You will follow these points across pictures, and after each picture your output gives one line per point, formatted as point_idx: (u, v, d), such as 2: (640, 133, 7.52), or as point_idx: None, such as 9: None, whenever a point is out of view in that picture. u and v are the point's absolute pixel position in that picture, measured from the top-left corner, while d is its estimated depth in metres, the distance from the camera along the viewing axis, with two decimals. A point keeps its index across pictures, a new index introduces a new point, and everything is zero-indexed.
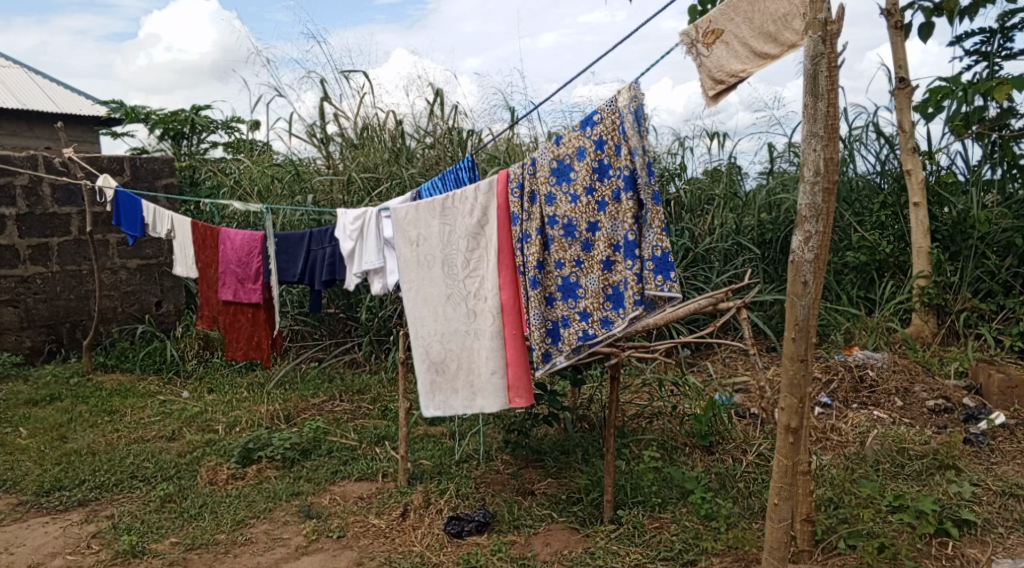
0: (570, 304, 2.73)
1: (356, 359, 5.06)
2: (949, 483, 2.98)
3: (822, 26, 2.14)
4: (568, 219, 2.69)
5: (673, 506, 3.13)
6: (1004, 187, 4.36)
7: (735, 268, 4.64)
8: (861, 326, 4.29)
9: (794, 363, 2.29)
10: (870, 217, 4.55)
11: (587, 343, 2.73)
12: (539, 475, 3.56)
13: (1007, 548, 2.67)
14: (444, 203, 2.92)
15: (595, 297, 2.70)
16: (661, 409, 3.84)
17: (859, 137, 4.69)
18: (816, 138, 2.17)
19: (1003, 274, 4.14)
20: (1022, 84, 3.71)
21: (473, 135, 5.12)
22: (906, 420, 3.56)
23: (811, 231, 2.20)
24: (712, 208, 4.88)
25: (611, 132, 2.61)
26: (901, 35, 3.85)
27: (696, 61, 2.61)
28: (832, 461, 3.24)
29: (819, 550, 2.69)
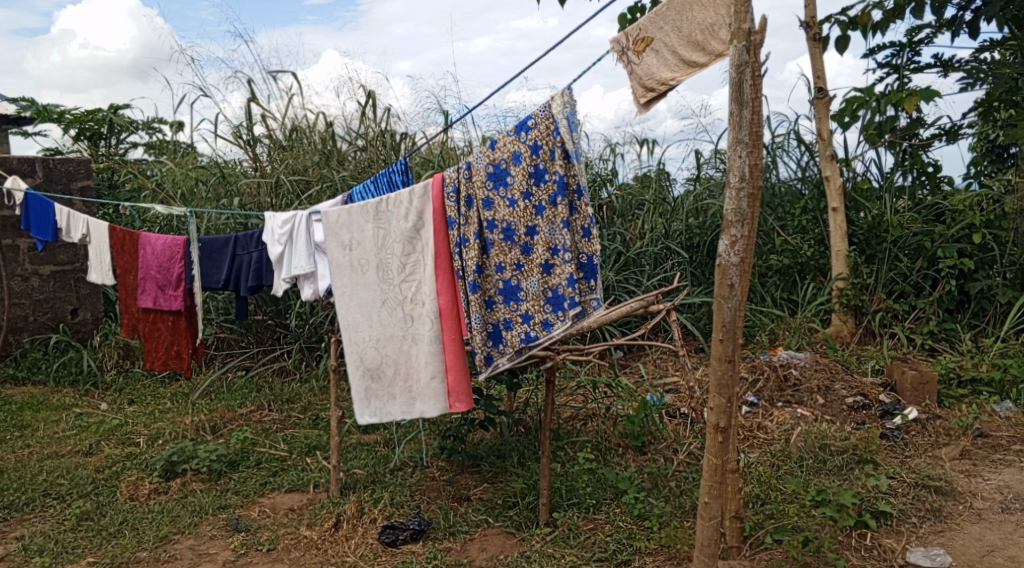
0: (511, 306, 2.73)
1: (285, 367, 4.94)
2: (867, 477, 3.10)
3: (746, 36, 2.20)
4: (507, 223, 2.70)
5: (608, 507, 3.16)
6: (914, 193, 4.57)
7: (665, 271, 4.76)
8: (785, 327, 4.44)
9: (721, 364, 2.34)
10: (792, 222, 4.74)
11: (529, 345, 2.74)
12: (475, 481, 3.55)
13: (920, 538, 2.80)
14: (378, 207, 2.88)
15: (536, 300, 2.70)
16: (596, 410, 3.89)
17: (781, 145, 4.86)
18: (741, 145, 2.23)
19: (915, 275, 4.33)
20: (929, 96, 3.91)
21: (406, 138, 5.09)
22: (827, 417, 3.69)
23: (736, 235, 2.27)
24: (642, 213, 4.98)
25: (545, 136, 2.63)
26: (819, 47, 4.00)
27: (627, 69, 2.66)
28: (759, 458, 3.34)
29: (748, 545, 2.78)
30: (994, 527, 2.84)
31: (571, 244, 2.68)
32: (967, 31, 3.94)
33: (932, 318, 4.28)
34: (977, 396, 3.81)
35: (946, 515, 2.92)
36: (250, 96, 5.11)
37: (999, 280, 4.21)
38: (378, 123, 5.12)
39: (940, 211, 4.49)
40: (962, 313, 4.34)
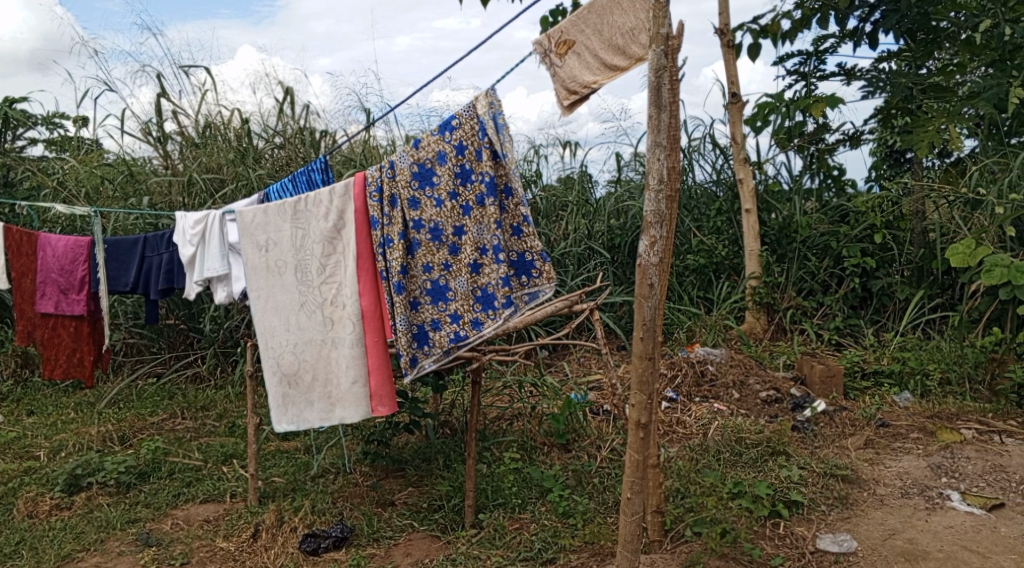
0: (439, 307, 2.71)
1: (199, 374, 4.75)
2: (780, 468, 3.22)
3: (665, 41, 2.25)
4: (434, 223, 2.67)
5: (533, 506, 3.18)
6: (821, 195, 4.79)
7: (588, 272, 4.84)
8: (702, 324, 4.58)
9: (643, 362, 2.39)
10: (708, 222, 4.89)
11: (457, 345, 2.72)
12: (400, 486, 3.51)
13: (829, 525, 2.93)
14: (296, 206, 2.81)
15: (465, 299, 2.69)
16: (521, 410, 3.91)
17: (697, 148, 5.01)
18: (660, 148, 2.28)
19: (822, 274, 4.56)
20: (834, 103, 4.11)
21: (326, 136, 5.00)
22: (742, 410, 3.82)
23: (656, 236, 2.31)
24: (566, 214, 5.05)
25: (471, 137, 2.64)
26: (732, 53, 4.14)
27: (550, 71, 2.69)
28: (679, 453, 3.44)
29: (668, 539, 2.85)
30: (895, 512, 3.00)
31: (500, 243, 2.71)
32: (867, 42, 4.15)
33: (838, 314, 4.50)
34: (879, 388, 4.00)
35: (852, 502, 3.07)
36: (159, 91, 4.89)
37: (897, 277, 4.45)
38: (296, 121, 5.00)
39: (844, 212, 4.72)
40: (865, 309, 4.56)
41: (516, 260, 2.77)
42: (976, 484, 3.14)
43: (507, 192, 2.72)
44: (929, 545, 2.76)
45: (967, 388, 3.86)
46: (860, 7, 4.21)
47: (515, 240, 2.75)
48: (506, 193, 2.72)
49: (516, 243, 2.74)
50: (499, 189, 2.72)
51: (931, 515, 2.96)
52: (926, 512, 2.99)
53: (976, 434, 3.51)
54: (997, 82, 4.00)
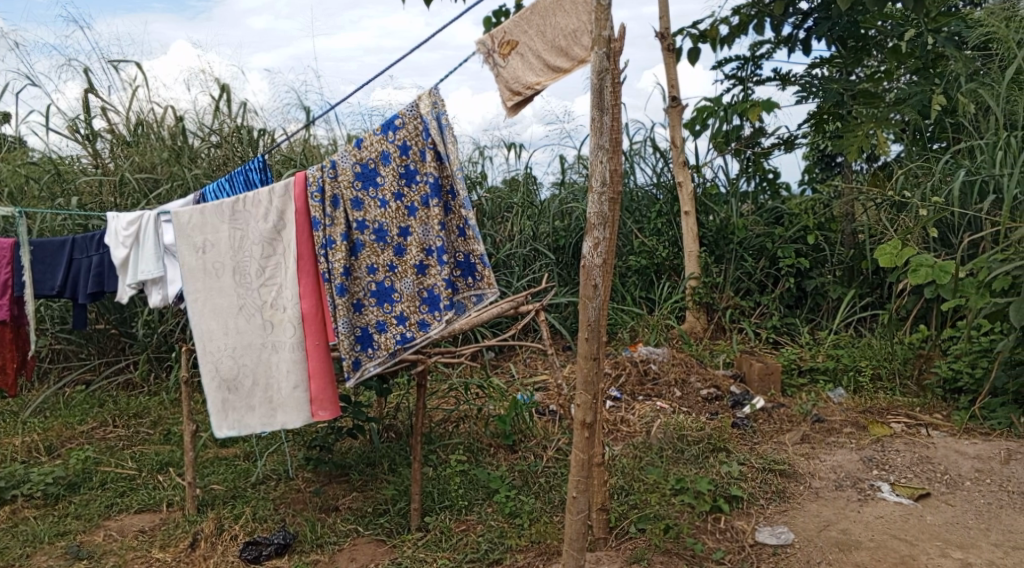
0: (385, 308, 2.69)
1: (132, 380, 4.59)
2: (720, 464, 3.29)
3: (606, 43, 2.27)
4: (378, 224, 2.65)
5: (479, 508, 3.17)
6: (757, 198, 4.92)
7: (534, 272, 4.86)
8: (644, 324, 4.65)
9: (587, 361, 2.42)
10: (648, 225, 4.97)
11: (404, 346, 2.71)
12: (344, 491, 3.46)
13: (767, 518, 3.01)
14: (234, 207, 2.74)
15: (411, 300, 2.69)
16: (467, 412, 3.90)
17: (638, 151, 5.08)
18: (602, 151, 2.31)
19: (759, 274, 4.68)
20: (769, 107, 4.23)
21: (264, 135, 4.88)
22: (683, 408, 3.89)
23: (599, 237, 2.34)
24: (511, 216, 5.06)
25: (414, 137, 2.63)
26: (672, 57, 4.21)
27: (494, 72, 2.69)
28: (622, 450, 3.49)
29: (613, 536, 2.89)
30: (830, 504, 3.10)
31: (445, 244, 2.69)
32: (800, 48, 4.28)
33: (774, 313, 4.63)
34: (814, 384, 4.13)
35: (789, 495, 3.16)
36: (88, 86, 4.71)
37: (830, 277, 4.60)
38: (233, 119, 4.88)
39: (779, 214, 4.86)
40: (800, 308, 4.71)
41: (461, 262, 2.74)
42: (904, 475, 3.27)
43: (452, 193, 2.69)
44: (861, 535, 2.86)
45: (895, 382, 4.02)
46: (794, 15, 4.34)
47: (460, 242, 2.72)
48: (451, 194, 2.69)
49: (462, 244, 2.71)
50: (444, 190, 2.70)
51: (862, 506, 3.08)
52: (859, 504, 3.10)
53: (904, 427, 3.66)
54: (921, 89, 4.26)
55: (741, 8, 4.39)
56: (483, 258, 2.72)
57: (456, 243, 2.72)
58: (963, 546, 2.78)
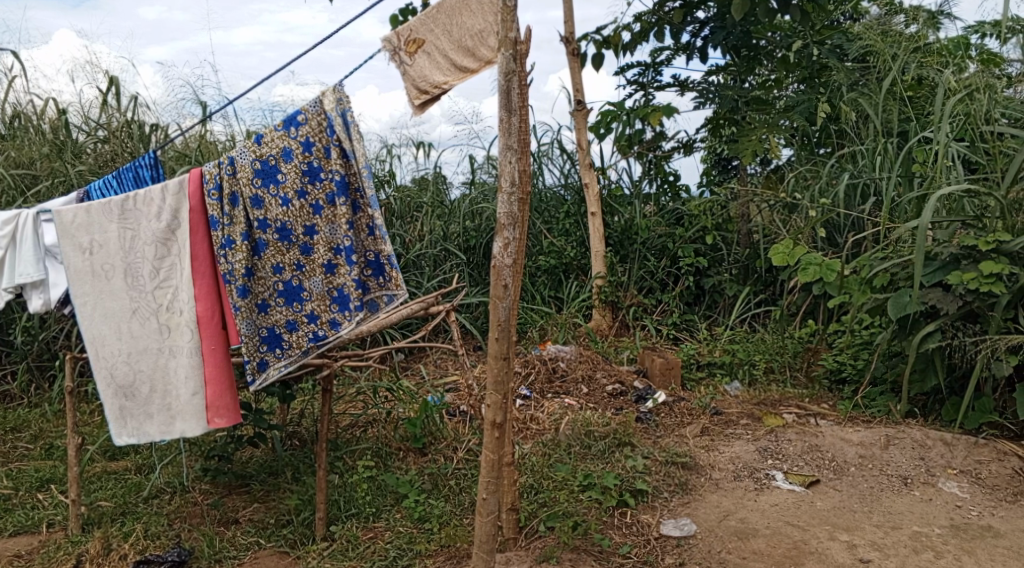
0: (294, 308, 2.62)
1: (9, 392, 4.26)
2: (626, 458, 3.35)
3: (513, 45, 2.26)
4: (281, 222, 2.56)
5: (387, 514, 3.11)
6: (658, 200, 5.07)
7: (444, 273, 4.83)
8: (553, 323, 4.71)
9: (498, 361, 2.41)
10: (557, 224, 5.05)
11: (317, 345, 2.65)
12: (244, 502, 3.32)
13: (671, 511, 3.09)
14: (124, 205, 2.58)
15: (321, 299, 2.61)
16: (376, 416, 3.83)
17: (546, 153, 5.13)
18: (511, 151, 2.30)
19: (660, 273, 4.84)
20: (669, 112, 4.36)
21: (157, 130, 4.63)
22: (590, 404, 3.95)
23: (509, 237, 2.34)
24: (421, 215, 5.02)
25: (317, 133, 2.54)
26: (577, 61, 4.28)
27: (400, 69, 2.66)
28: (532, 449, 3.50)
29: (523, 535, 2.90)
30: (729, 494, 3.22)
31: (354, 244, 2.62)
32: (698, 56, 4.43)
33: (675, 309, 4.79)
34: (712, 378, 4.29)
35: (691, 488, 3.26)
36: None
37: (726, 275, 4.77)
38: (122, 113, 4.62)
39: (679, 215, 5.02)
40: (699, 305, 4.89)
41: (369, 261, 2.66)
42: (797, 464, 3.43)
43: (361, 192, 2.62)
44: (758, 523, 2.99)
45: (787, 375, 4.20)
46: (692, 23, 4.50)
47: (369, 240, 2.65)
48: (358, 193, 2.62)
49: (371, 243, 2.64)
50: (352, 188, 2.62)
51: (758, 495, 3.21)
52: (755, 493, 3.23)
53: (795, 417, 3.83)
54: (808, 97, 4.52)
55: (642, 15, 4.51)
56: (393, 259, 2.65)
57: (365, 242, 2.64)
58: (850, 529, 2.95)
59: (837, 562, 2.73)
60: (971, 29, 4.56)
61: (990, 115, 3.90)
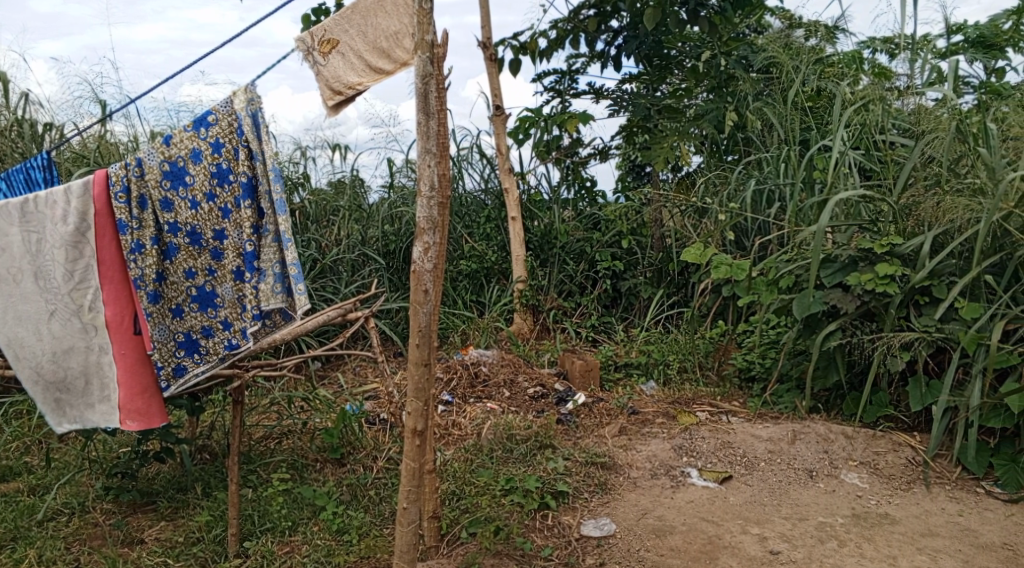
0: (208, 314, 2.55)
1: None
2: (547, 461, 3.37)
3: (430, 47, 2.24)
4: (190, 226, 2.46)
5: (304, 527, 3.01)
6: (576, 205, 5.15)
7: (362, 278, 4.74)
8: (475, 327, 4.70)
9: (419, 368, 2.37)
10: (477, 229, 5.05)
11: (233, 352, 2.58)
12: (150, 520, 3.15)
13: (591, 511, 3.13)
14: (25, 208, 2.41)
15: (233, 306, 2.54)
16: (291, 427, 3.72)
17: (466, 157, 5.13)
18: (430, 155, 2.27)
19: (579, 277, 4.90)
20: (585, 119, 4.43)
21: (51, 129, 4.37)
22: (512, 408, 3.96)
23: (429, 242, 2.30)
24: (337, 219, 4.94)
25: (228, 134, 2.44)
26: (494, 66, 4.29)
27: (313, 70, 2.60)
28: (454, 455, 3.48)
29: (445, 543, 2.88)
30: (646, 492, 3.29)
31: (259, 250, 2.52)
32: (613, 64, 4.52)
33: (594, 312, 4.86)
34: (629, 378, 4.38)
35: (610, 487, 3.30)
36: None
37: (641, 278, 4.87)
38: (12, 111, 4.33)
39: (596, 220, 5.10)
40: (616, 308, 4.98)
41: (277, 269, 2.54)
42: (710, 460, 3.52)
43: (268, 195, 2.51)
44: (674, 520, 3.05)
45: (699, 374, 4.33)
46: (606, 32, 4.60)
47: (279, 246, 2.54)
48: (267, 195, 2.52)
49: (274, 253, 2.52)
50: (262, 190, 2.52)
51: (675, 492, 3.29)
52: (672, 490, 3.31)
53: (708, 415, 3.95)
54: (716, 106, 4.60)
55: (558, 23, 4.57)
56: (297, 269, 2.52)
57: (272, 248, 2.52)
58: (760, 522, 3.05)
59: (749, 555, 2.82)
60: (864, 44, 4.83)
61: (884, 125, 4.14)
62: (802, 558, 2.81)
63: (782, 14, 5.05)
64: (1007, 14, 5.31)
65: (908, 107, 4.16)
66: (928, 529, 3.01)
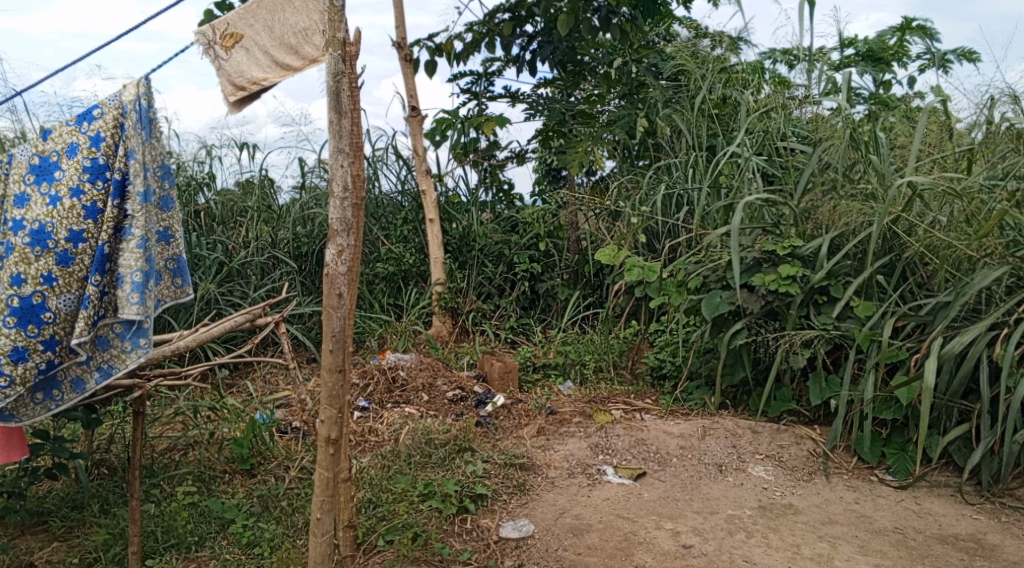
0: (31, 330, 2.28)
1: None
2: (466, 464, 3.35)
3: (341, 45, 2.18)
4: (40, 224, 2.30)
5: (212, 542, 2.88)
6: (494, 208, 5.16)
7: (272, 282, 4.60)
8: (392, 331, 4.63)
9: (332, 374, 2.31)
10: (394, 231, 4.98)
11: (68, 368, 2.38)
12: (41, 542, 2.94)
13: (509, 512, 3.12)
14: None
15: (67, 321, 2.33)
16: (197, 438, 3.56)
17: (381, 158, 5.06)
18: (342, 154, 2.20)
19: (498, 279, 4.91)
20: (502, 122, 4.43)
21: None
22: (431, 412, 3.92)
23: (343, 244, 2.24)
24: (245, 220, 4.78)
25: (111, 129, 2.35)
26: (410, 67, 4.24)
27: (214, 64, 2.48)
28: (370, 462, 3.41)
29: (361, 552, 2.82)
30: (563, 492, 3.31)
31: (114, 254, 2.38)
32: (528, 68, 4.55)
33: (512, 314, 4.88)
34: (547, 378, 4.41)
35: (529, 488, 3.31)
36: None
37: (558, 280, 4.94)
38: None
39: (514, 222, 5.14)
40: (534, 309, 5.02)
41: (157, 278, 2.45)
42: (624, 457, 3.59)
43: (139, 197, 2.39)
44: (591, 518, 3.09)
45: (614, 373, 4.41)
46: (521, 36, 4.64)
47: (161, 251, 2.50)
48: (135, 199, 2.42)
49: (135, 258, 2.36)
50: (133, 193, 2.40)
51: (591, 490, 3.33)
52: (588, 488, 3.35)
53: (622, 413, 4.00)
54: (628, 112, 4.78)
55: (474, 26, 4.57)
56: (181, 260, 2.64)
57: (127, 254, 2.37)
58: (673, 517, 3.13)
59: (663, 550, 2.88)
60: (765, 55, 5.04)
61: (785, 132, 4.33)
62: (713, 550, 2.89)
63: (690, 24, 5.21)
64: (893, 30, 5.65)
65: (806, 116, 4.37)
66: (828, 517, 3.16)
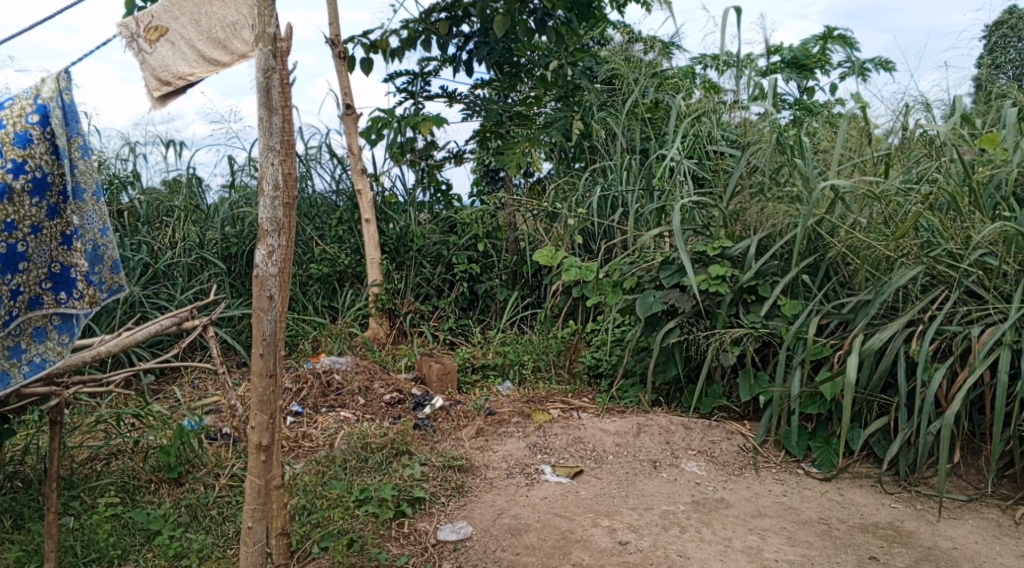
0: None
1: None
2: (403, 468, 3.32)
3: (272, 41, 2.12)
4: None
5: (136, 555, 2.76)
6: (432, 208, 5.15)
7: (200, 284, 4.45)
8: (327, 333, 4.55)
9: (263, 379, 2.24)
10: (329, 232, 4.90)
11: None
12: None
13: (447, 515, 3.10)
14: None
15: None
16: (120, 447, 3.42)
17: (315, 157, 4.97)
18: (272, 152, 2.14)
19: (436, 279, 4.89)
20: (438, 122, 4.41)
21: None
22: (367, 415, 3.86)
23: (273, 244, 2.18)
24: (172, 220, 4.63)
25: (15, 118, 2.27)
26: (344, 65, 4.17)
27: (137, 57, 2.42)
28: (304, 468, 3.34)
29: (295, 559, 2.76)
30: (501, 492, 3.30)
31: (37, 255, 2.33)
32: (464, 69, 4.54)
33: (451, 315, 4.87)
34: (486, 379, 4.41)
35: (467, 490, 3.30)
36: None
37: (497, 281, 4.95)
38: None
39: (452, 223, 5.13)
40: (473, 310, 5.02)
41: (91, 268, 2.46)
42: (562, 456, 3.62)
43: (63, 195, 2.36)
44: (529, 518, 3.08)
45: (552, 372, 4.43)
46: (457, 36, 4.61)
47: (97, 245, 2.45)
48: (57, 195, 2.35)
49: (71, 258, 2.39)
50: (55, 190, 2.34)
51: (529, 490, 3.34)
52: (526, 488, 3.36)
53: (560, 412, 4.02)
54: (564, 114, 4.82)
55: (409, 23, 4.52)
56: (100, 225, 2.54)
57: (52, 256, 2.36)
58: (609, 514, 3.16)
59: (600, 547, 2.90)
60: (696, 60, 5.16)
61: (715, 136, 4.45)
62: (648, 546, 2.93)
63: (623, 28, 5.29)
64: (816, 39, 5.85)
65: (735, 121, 4.47)
66: (757, 510, 3.25)
